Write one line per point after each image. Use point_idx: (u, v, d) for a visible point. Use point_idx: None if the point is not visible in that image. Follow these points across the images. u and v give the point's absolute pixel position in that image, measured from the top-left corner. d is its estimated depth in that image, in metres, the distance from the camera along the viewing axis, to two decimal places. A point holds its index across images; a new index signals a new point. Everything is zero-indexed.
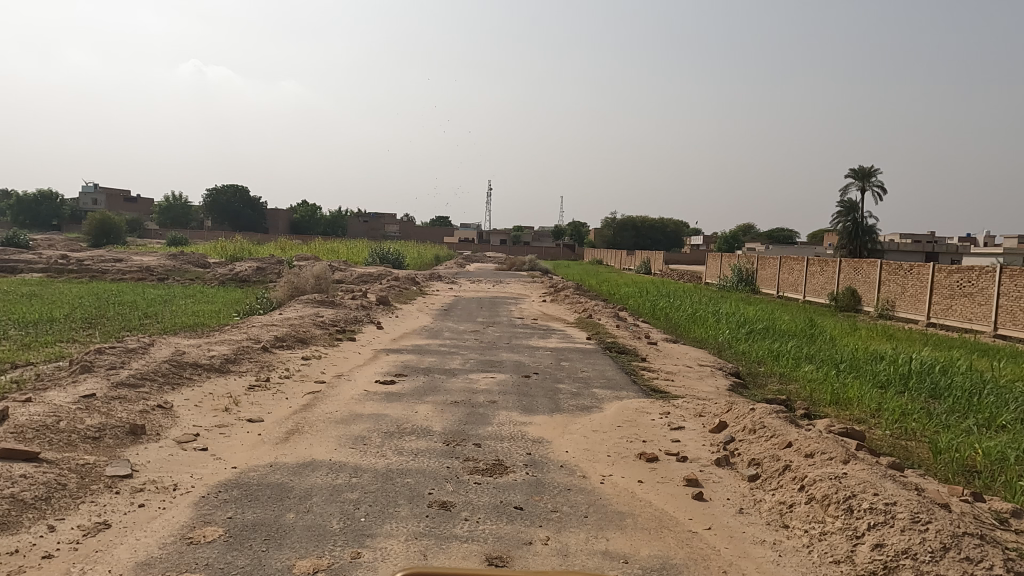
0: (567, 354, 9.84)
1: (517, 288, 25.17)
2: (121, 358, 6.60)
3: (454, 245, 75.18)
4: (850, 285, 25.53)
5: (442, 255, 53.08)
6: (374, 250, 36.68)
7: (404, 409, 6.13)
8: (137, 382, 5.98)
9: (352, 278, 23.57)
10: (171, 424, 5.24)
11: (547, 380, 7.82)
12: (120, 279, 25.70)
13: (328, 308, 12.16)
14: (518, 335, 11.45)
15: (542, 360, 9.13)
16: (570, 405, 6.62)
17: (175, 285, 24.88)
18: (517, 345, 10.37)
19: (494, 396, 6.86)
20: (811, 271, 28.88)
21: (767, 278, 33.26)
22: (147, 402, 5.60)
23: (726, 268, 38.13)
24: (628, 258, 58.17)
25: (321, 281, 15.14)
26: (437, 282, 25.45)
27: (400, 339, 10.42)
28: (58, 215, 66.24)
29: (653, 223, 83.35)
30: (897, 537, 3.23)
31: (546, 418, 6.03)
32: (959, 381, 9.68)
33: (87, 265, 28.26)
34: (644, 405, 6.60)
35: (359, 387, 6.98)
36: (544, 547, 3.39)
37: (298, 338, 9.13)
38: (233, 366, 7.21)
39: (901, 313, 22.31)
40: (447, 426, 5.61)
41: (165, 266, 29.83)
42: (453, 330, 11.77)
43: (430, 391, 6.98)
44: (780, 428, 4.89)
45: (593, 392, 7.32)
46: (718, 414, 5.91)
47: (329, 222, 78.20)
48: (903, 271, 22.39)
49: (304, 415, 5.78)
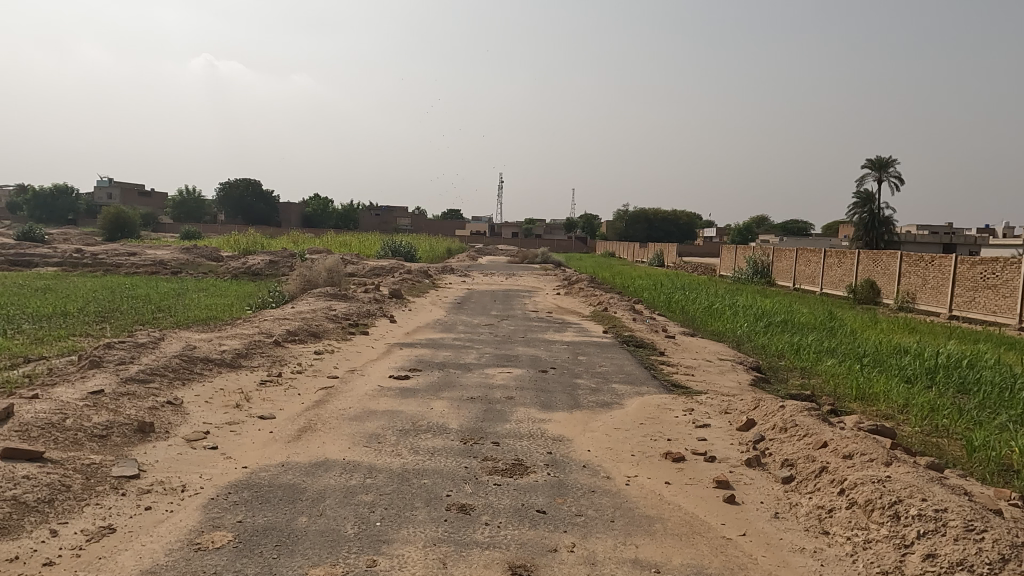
0: (584, 349, 9.62)
1: (530, 282, 24.99)
2: (132, 350, 6.50)
3: (467, 238, 75.31)
4: (869, 277, 25.26)
5: (455, 247, 53.32)
6: (386, 244, 36.72)
7: (419, 405, 5.95)
8: (147, 377, 5.86)
9: (364, 272, 23.50)
10: (180, 420, 5.09)
11: (564, 375, 7.62)
12: (134, 272, 25.94)
13: (341, 302, 12.05)
14: (534, 329, 11.27)
15: (559, 355, 8.94)
16: (590, 402, 6.39)
17: (188, 278, 25.09)
18: (532, 339, 10.14)
19: (512, 392, 6.65)
20: (828, 264, 28.54)
21: (782, 270, 33.02)
22: (157, 399, 5.47)
23: (741, 261, 37.89)
24: (641, 250, 57.80)
25: (334, 274, 14.69)
26: (451, 275, 25.49)
27: (414, 333, 10.26)
28: (75, 210, 67.26)
29: (667, 216, 83.26)
30: (951, 547, 3.01)
31: (566, 415, 5.83)
32: (988, 375, 9.49)
33: (102, 259, 28.55)
34: (668, 402, 6.38)
35: (372, 382, 6.81)
36: (570, 554, 3.20)
37: (311, 332, 8.97)
38: (244, 361, 7.03)
39: (922, 306, 22.04)
40: (464, 423, 5.42)
41: (179, 260, 30.11)
42: (467, 323, 11.62)
43: (445, 386, 6.80)
44: (813, 428, 4.62)
45: (613, 388, 7.08)
46: (744, 411, 5.65)
47: (341, 216, 78.66)
48: (924, 263, 22.13)
49: (317, 411, 5.62)
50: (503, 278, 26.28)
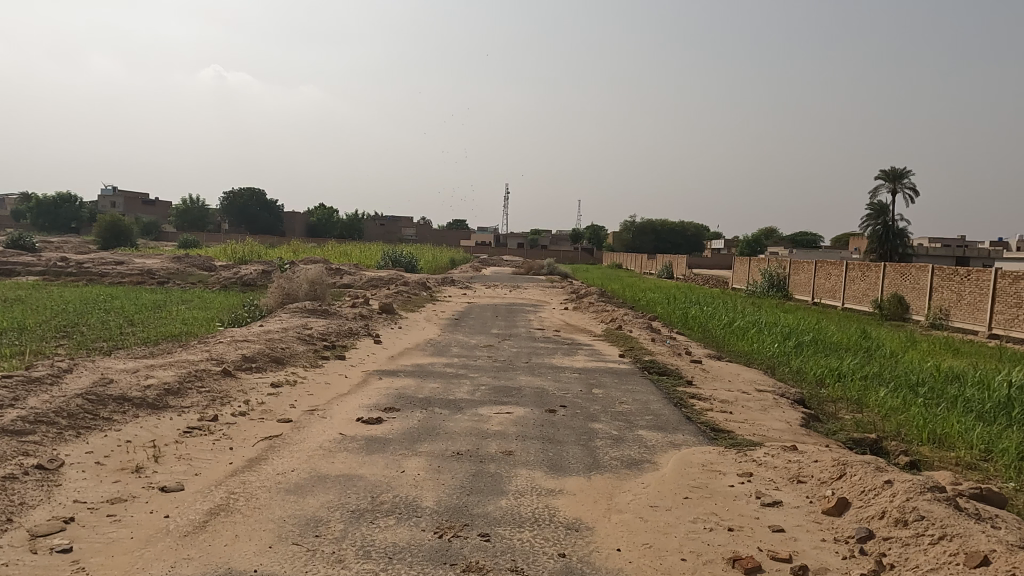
0: (599, 378, 8.11)
1: (536, 295, 23.55)
2: (20, 389, 5.03)
3: (471, 248, 74.12)
4: (896, 291, 23.72)
5: (458, 257, 51.97)
6: (386, 254, 35.35)
7: (386, 468, 4.45)
8: (24, 429, 4.38)
9: (360, 283, 22.08)
10: (40, 498, 3.61)
11: (578, 416, 6.12)
12: (119, 282, 24.57)
13: (320, 319, 10.56)
14: (539, 352, 9.76)
15: (570, 387, 7.44)
16: (612, 460, 4.89)
17: (174, 289, 23.68)
18: (537, 366, 8.61)
19: (511, 444, 5.14)
20: (851, 277, 26.98)
21: (800, 284, 31.48)
22: (24, 461, 3.99)
23: (755, 273, 36.39)
24: (650, 262, 56.28)
25: (317, 287, 13.19)
26: (452, 287, 24.02)
27: (399, 358, 8.75)
28: (78, 218, 66.36)
29: (674, 227, 81.83)
30: None
31: (582, 483, 4.33)
32: None
33: (87, 269, 27.21)
34: (715, 461, 4.87)
35: (332, 430, 5.32)
36: None
37: (272, 358, 7.49)
38: (173, 399, 5.55)
39: (957, 323, 20.49)
40: (443, 500, 3.93)
41: (168, 270, 28.76)
42: (463, 344, 10.13)
43: (425, 435, 5.30)
44: (956, 529, 3.13)
45: (639, 437, 5.58)
46: (826, 482, 4.14)
47: (345, 225, 77.59)
48: (959, 277, 20.60)
49: (245, 479, 4.13)
50: (507, 290, 24.82)
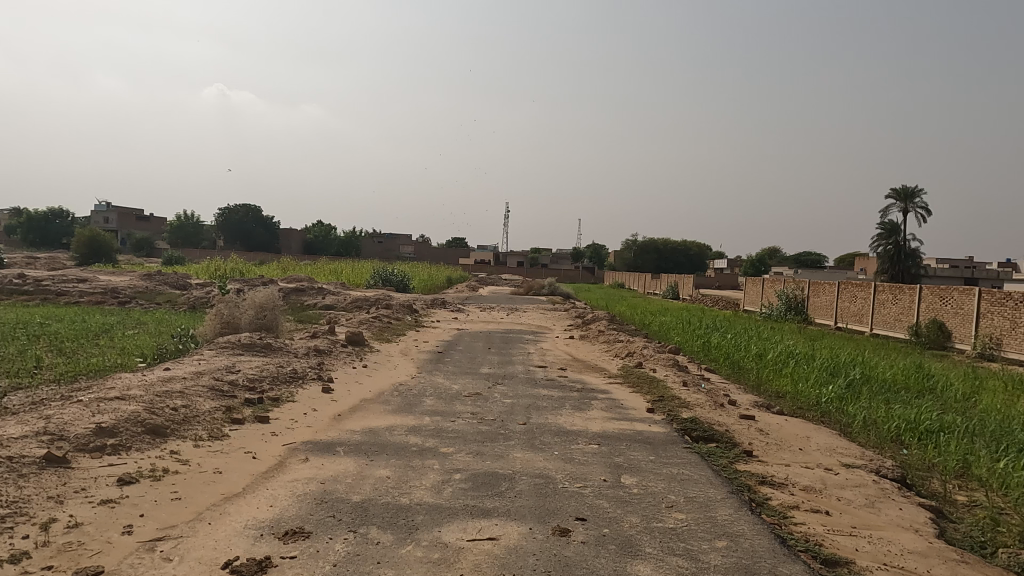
0: (626, 453, 5.66)
1: (535, 319, 21.13)
2: None
3: (470, 267, 71.98)
4: (935, 316, 21.35)
5: (456, 276, 49.65)
6: (376, 272, 33.03)
7: None
8: None
9: (338, 305, 19.68)
10: None
11: (607, 546, 3.67)
12: (75, 302, 22.18)
13: (256, 358, 8.13)
14: (541, 405, 7.33)
15: (587, 473, 5.00)
16: None
17: (135, 310, 21.25)
18: (539, 431, 6.17)
19: None
20: (880, 300, 24.58)
21: (820, 306, 29.10)
22: None
23: (768, 295, 34.04)
24: (654, 282, 53.88)
25: (267, 314, 10.79)
26: (442, 310, 21.64)
27: (348, 417, 6.32)
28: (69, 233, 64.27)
29: (676, 246, 79.63)
30: None
31: None
32: None
33: (45, 287, 24.83)
34: None
35: None
36: None
37: (147, 428, 5.04)
38: None
39: (1011, 354, 18.07)
40: None
41: (136, 288, 26.38)
42: (440, 393, 7.70)
43: None
44: None
45: None
46: None
47: (341, 242, 75.45)
48: (1012, 303, 18.21)
49: None
50: (503, 313, 22.43)
